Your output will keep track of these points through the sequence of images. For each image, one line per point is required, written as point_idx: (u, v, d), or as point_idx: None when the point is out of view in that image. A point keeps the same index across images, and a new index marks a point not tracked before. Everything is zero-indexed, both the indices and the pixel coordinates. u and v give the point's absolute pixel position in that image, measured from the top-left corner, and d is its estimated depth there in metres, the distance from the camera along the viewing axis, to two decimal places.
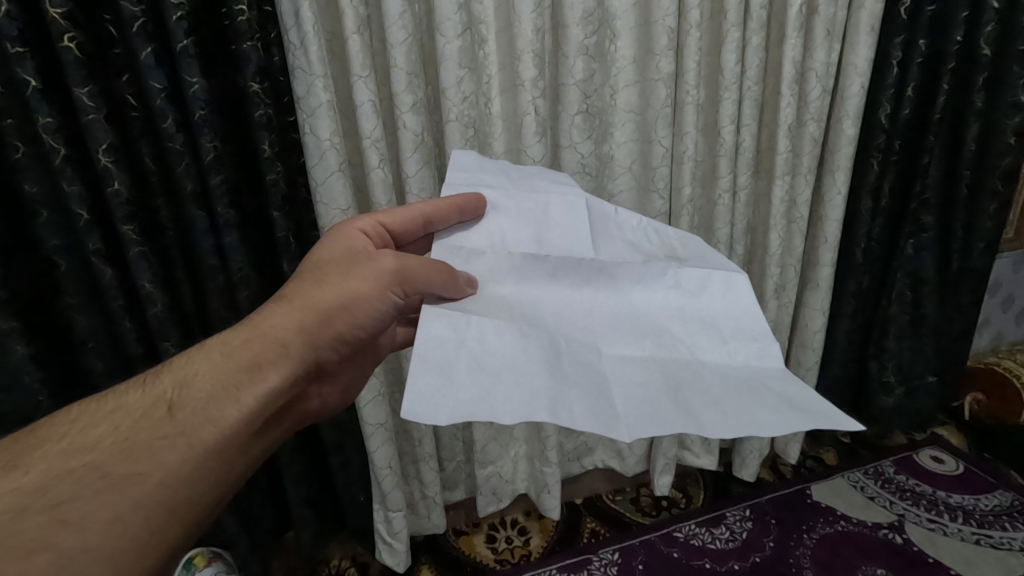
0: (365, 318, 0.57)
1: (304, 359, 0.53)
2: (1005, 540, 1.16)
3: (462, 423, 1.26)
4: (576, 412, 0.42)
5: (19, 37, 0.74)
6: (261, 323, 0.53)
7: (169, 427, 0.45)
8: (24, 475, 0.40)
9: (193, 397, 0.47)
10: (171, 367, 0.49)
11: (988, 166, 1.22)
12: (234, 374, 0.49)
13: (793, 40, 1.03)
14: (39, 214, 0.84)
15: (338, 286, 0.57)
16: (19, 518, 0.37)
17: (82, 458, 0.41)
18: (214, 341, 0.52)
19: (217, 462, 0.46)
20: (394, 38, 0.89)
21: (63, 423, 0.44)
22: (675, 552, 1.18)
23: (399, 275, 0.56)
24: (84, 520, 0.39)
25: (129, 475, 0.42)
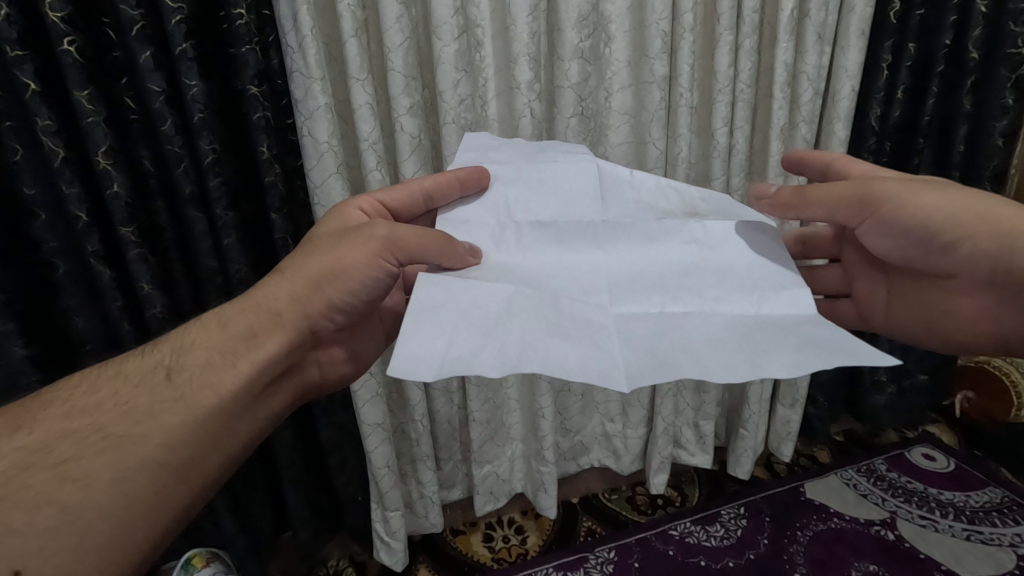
0: (358, 285, 0.61)
1: (298, 328, 0.60)
2: (994, 536, 1.18)
3: (460, 423, 1.27)
4: (569, 363, 0.44)
5: (19, 41, 0.74)
6: (255, 297, 0.60)
7: (169, 390, 0.52)
8: (27, 436, 0.47)
9: (189, 365, 0.54)
10: (171, 339, 0.57)
11: (977, 168, 1.24)
12: (230, 343, 0.56)
13: (784, 44, 1.04)
14: (38, 216, 0.84)
15: (329, 256, 0.61)
16: (25, 472, 0.44)
17: (85, 419, 0.49)
18: (212, 315, 0.59)
19: (214, 421, 0.53)
20: (392, 42, 0.90)
21: (73, 389, 0.52)
22: (670, 551, 1.19)
23: (391, 242, 0.59)
24: (89, 477, 0.45)
25: (130, 434, 0.49)
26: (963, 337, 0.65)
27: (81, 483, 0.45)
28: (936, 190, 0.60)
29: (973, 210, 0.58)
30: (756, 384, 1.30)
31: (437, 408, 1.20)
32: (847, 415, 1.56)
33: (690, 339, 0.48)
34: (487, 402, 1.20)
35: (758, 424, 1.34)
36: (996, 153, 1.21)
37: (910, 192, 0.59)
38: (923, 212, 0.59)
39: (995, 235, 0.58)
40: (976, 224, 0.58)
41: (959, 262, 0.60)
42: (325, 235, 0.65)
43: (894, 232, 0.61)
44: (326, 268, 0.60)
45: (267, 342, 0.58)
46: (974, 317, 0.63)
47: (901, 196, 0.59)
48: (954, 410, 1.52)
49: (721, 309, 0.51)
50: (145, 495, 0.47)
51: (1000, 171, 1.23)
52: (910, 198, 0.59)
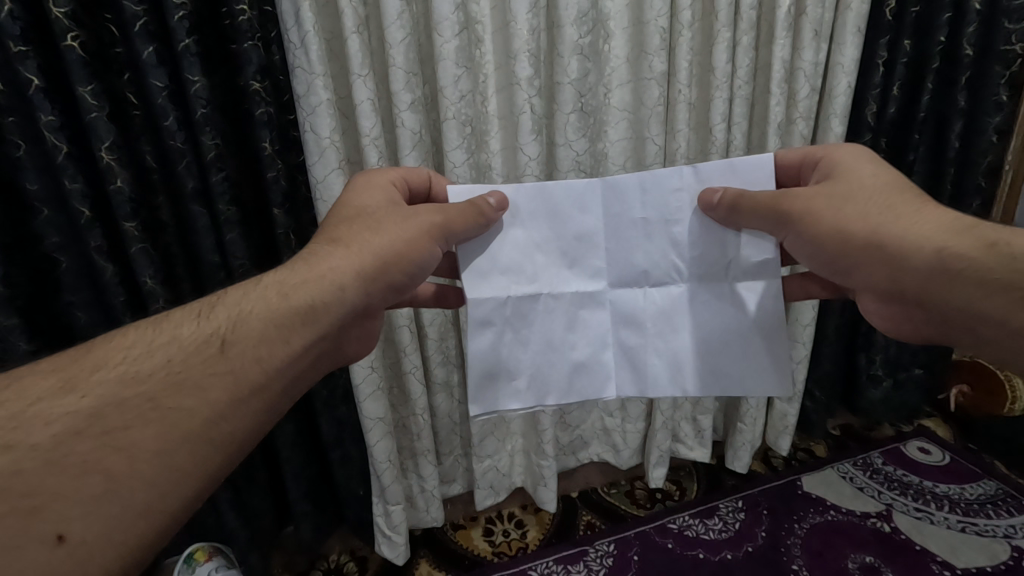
0: (416, 266, 0.62)
1: (357, 305, 0.58)
2: (989, 527, 1.20)
3: (460, 418, 1.28)
4: (580, 382, 0.63)
5: (21, 35, 0.74)
6: (319, 267, 0.57)
7: (222, 363, 0.50)
8: (81, 400, 0.44)
9: (244, 338, 0.52)
10: (226, 304, 0.54)
11: (971, 164, 1.26)
12: (289, 317, 0.54)
13: (781, 41, 1.06)
14: (41, 212, 0.85)
15: (395, 237, 0.61)
16: (75, 438, 0.43)
17: (135, 390, 0.46)
18: (271, 280, 0.56)
19: (257, 399, 0.51)
20: (393, 38, 0.90)
21: (124, 352, 0.48)
22: (669, 543, 1.20)
23: (445, 228, 0.60)
24: (134, 447, 0.44)
25: (178, 408, 0.47)
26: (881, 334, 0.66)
27: (125, 453, 0.44)
28: (836, 205, 0.60)
29: (863, 228, 0.58)
30: None
31: (438, 403, 1.21)
32: (843, 409, 1.57)
33: (669, 337, 0.63)
34: None
35: (756, 417, 1.35)
36: (990, 149, 1.23)
37: (820, 208, 0.60)
38: (820, 237, 0.60)
39: (881, 252, 0.58)
40: (866, 243, 0.58)
41: (859, 281, 0.61)
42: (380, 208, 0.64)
43: (810, 251, 0.62)
44: (387, 247, 0.60)
45: (326, 319, 0.56)
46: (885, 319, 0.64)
47: (811, 214, 0.60)
48: (949, 404, 1.53)
49: (700, 289, 0.63)
50: (188, 467, 0.46)
51: (994, 166, 1.24)
52: (813, 218, 0.60)
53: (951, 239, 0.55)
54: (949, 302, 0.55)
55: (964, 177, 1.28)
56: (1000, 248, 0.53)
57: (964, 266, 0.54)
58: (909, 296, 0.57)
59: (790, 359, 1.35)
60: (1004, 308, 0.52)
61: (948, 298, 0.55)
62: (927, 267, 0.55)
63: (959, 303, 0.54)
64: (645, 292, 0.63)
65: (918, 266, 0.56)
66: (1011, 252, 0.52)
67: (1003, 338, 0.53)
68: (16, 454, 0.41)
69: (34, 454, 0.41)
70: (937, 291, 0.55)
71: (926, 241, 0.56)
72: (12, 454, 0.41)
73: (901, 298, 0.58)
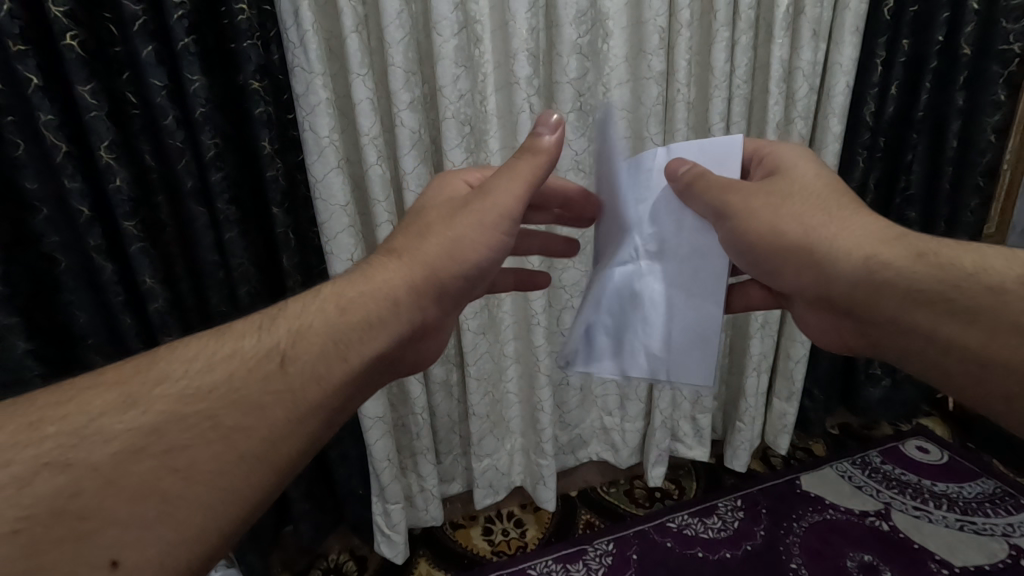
0: (480, 271, 0.59)
1: (416, 322, 0.55)
2: (987, 526, 1.20)
3: (460, 417, 1.29)
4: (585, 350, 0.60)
5: (20, 35, 0.75)
6: (378, 281, 0.55)
7: (280, 380, 0.47)
8: (140, 416, 0.42)
9: (304, 354, 0.48)
10: (286, 318, 0.51)
11: (969, 163, 1.26)
12: (347, 332, 0.51)
13: (780, 40, 1.06)
14: (39, 211, 0.85)
15: (458, 237, 0.58)
16: (134, 457, 0.40)
17: (196, 406, 0.43)
18: (331, 293, 0.54)
19: (317, 418, 0.48)
20: (393, 37, 0.90)
21: (186, 365, 0.46)
22: (668, 542, 1.20)
23: (509, 215, 0.60)
24: (191, 468, 0.41)
25: (237, 426, 0.44)
26: (819, 340, 0.67)
27: (182, 475, 0.41)
28: (774, 205, 0.60)
29: (796, 229, 0.59)
30: (751, 378, 1.34)
31: (437, 403, 1.22)
32: (842, 408, 1.58)
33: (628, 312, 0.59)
34: (487, 395, 1.21)
35: (754, 416, 1.36)
36: (988, 149, 1.23)
37: (757, 205, 0.60)
38: (753, 235, 0.60)
39: (812, 257, 0.58)
40: (795, 246, 0.59)
41: (790, 282, 0.61)
42: (446, 208, 0.62)
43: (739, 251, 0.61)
44: (452, 252, 0.58)
45: (383, 333, 0.53)
46: (822, 325, 0.65)
47: (749, 211, 0.59)
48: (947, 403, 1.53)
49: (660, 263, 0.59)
50: (245, 489, 0.43)
51: (992, 165, 1.24)
52: (749, 216, 0.59)
53: (880, 248, 0.55)
54: (876, 310, 0.55)
55: (962, 177, 1.29)
56: (929, 257, 0.53)
57: (889, 276, 0.54)
58: (839, 303, 0.58)
59: (789, 357, 1.35)
60: (933, 320, 0.51)
61: (877, 305, 0.54)
62: (855, 274, 0.55)
63: (885, 312, 0.54)
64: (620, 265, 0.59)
65: (848, 273, 0.56)
66: (939, 262, 0.52)
67: (927, 353, 0.52)
68: (75, 473, 0.38)
69: (94, 474, 0.39)
70: (864, 299, 0.55)
71: (854, 249, 0.56)
72: (73, 472, 0.38)
73: (832, 304, 0.59)
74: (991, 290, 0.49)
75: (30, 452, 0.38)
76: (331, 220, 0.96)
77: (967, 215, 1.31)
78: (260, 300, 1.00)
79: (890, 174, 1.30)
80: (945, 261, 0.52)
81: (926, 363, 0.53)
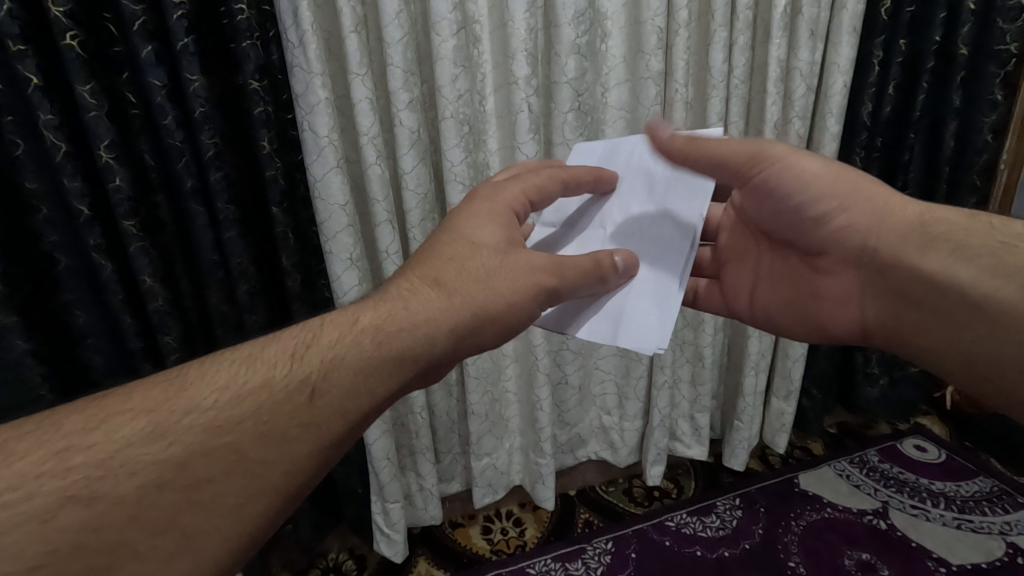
0: (515, 327, 0.60)
1: (444, 358, 0.56)
2: (984, 524, 1.20)
3: (459, 417, 1.29)
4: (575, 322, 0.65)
5: (21, 35, 0.75)
6: (417, 313, 0.55)
7: (307, 413, 0.47)
8: (168, 448, 0.43)
9: (334, 386, 0.49)
10: (320, 344, 0.51)
11: (967, 162, 1.26)
12: (381, 367, 0.51)
13: (777, 40, 1.06)
14: (39, 211, 0.85)
15: (503, 300, 0.58)
16: (158, 492, 0.42)
17: (223, 437, 0.45)
18: (367, 319, 0.53)
19: (335, 452, 0.49)
20: (391, 38, 0.91)
21: (215, 396, 0.46)
22: (666, 541, 1.21)
23: (547, 291, 0.61)
24: (213, 502, 0.43)
25: (263, 462, 0.45)
26: (835, 322, 0.69)
27: (205, 509, 0.43)
28: (828, 162, 0.67)
29: (848, 184, 0.66)
30: (749, 376, 1.34)
31: (434, 400, 1.22)
32: (840, 407, 1.58)
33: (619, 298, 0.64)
34: (486, 393, 1.22)
35: (752, 416, 1.37)
36: (986, 148, 1.24)
37: (794, 161, 0.67)
38: (800, 180, 0.66)
39: (862, 211, 0.65)
40: (847, 199, 0.65)
41: (830, 234, 0.66)
42: (496, 249, 0.61)
43: (784, 194, 0.68)
44: (492, 307, 0.58)
45: (413, 370, 0.53)
46: (843, 301, 0.68)
47: (796, 158, 0.67)
48: (944, 402, 1.54)
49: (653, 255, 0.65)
50: (262, 521, 0.45)
51: (989, 165, 1.25)
52: (798, 163, 0.67)
53: (930, 211, 0.64)
54: (918, 264, 0.61)
55: (960, 177, 1.29)
56: (979, 220, 0.61)
57: (943, 232, 0.61)
58: (884, 261, 0.64)
59: (787, 357, 1.35)
60: (975, 273, 0.57)
61: (921, 258, 0.61)
62: (907, 228, 0.63)
63: (931, 265, 0.60)
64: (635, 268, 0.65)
65: (900, 225, 0.63)
66: (988, 225, 0.61)
67: (958, 304, 0.58)
68: (99, 507, 0.40)
69: (118, 508, 0.41)
70: (912, 251, 0.61)
71: (909, 209, 0.64)
72: (96, 506, 0.40)
73: (874, 259, 0.65)
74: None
75: (56, 483, 0.40)
76: (331, 219, 0.96)
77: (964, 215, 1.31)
78: (261, 300, 1.00)
79: (887, 174, 1.31)
80: (996, 225, 0.60)
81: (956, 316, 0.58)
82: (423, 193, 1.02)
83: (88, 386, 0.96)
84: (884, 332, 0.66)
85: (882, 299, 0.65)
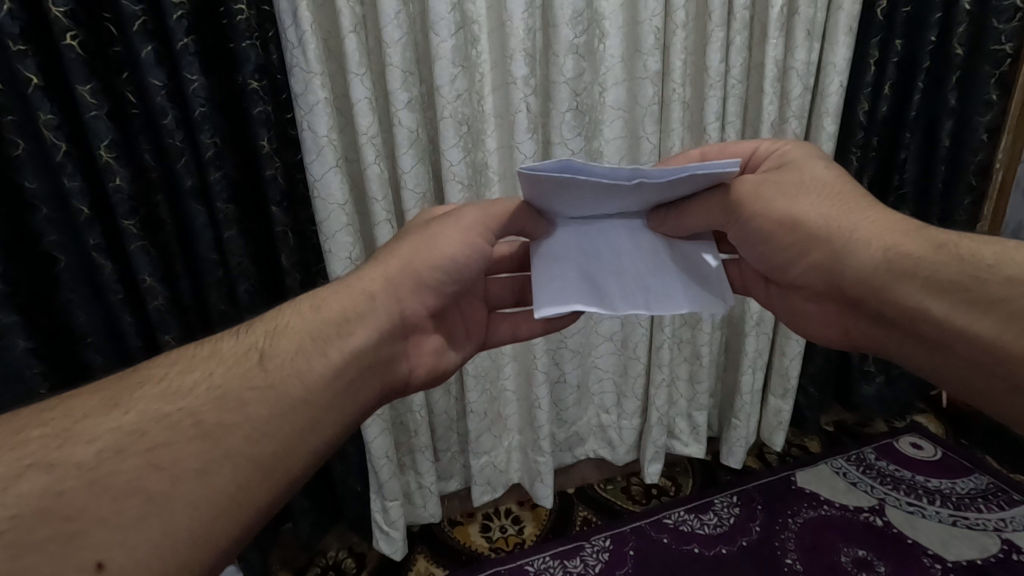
0: (448, 263, 0.64)
1: (391, 313, 0.61)
2: (979, 521, 1.21)
3: (458, 416, 1.31)
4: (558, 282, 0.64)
5: (21, 36, 0.75)
6: (351, 281, 0.62)
7: (259, 375, 0.51)
8: (122, 417, 0.45)
9: (282, 349, 0.53)
10: (262, 323, 0.56)
11: (962, 162, 1.27)
12: (324, 328, 0.56)
13: (773, 40, 1.07)
14: (39, 209, 0.85)
15: (422, 237, 0.65)
16: (119, 457, 0.42)
17: (175, 405, 0.47)
18: (303, 298, 0.60)
19: (300, 414, 0.51)
20: (390, 38, 0.91)
21: (166, 368, 0.50)
22: (664, 538, 1.21)
23: (486, 221, 0.66)
24: (176, 468, 0.44)
25: (219, 423, 0.47)
26: (822, 337, 0.69)
27: (168, 473, 0.43)
28: (789, 195, 0.63)
29: (812, 217, 0.62)
30: (747, 376, 1.35)
31: (433, 400, 1.23)
32: (838, 406, 1.59)
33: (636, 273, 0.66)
34: (484, 393, 1.22)
35: (750, 413, 1.38)
36: (980, 148, 1.24)
37: (761, 194, 0.64)
38: (762, 221, 0.64)
39: (827, 251, 0.61)
40: (810, 240, 0.62)
41: (801, 273, 0.64)
42: (416, 223, 0.69)
43: (757, 239, 0.65)
44: (412, 252, 0.64)
45: (359, 328, 0.58)
46: (827, 317, 0.67)
47: (761, 199, 0.64)
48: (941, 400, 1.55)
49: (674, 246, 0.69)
50: (236, 497, 0.45)
51: (984, 165, 1.26)
52: (764, 202, 0.64)
53: (899, 239, 0.57)
54: (889, 301, 0.56)
55: (955, 175, 1.30)
56: (948, 249, 0.55)
57: (909, 265, 0.55)
58: (851, 296, 0.61)
59: (784, 355, 1.36)
60: (947, 309, 0.52)
61: (893, 296, 0.56)
62: (873, 266, 0.57)
63: (900, 300, 0.55)
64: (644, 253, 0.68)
65: (867, 264, 0.58)
66: (957, 253, 0.54)
67: (935, 337, 0.53)
68: (60, 473, 0.41)
69: (79, 473, 0.41)
70: (879, 289, 0.57)
71: (872, 239, 0.58)
72: (56, 472, 0.41)
73: (844, 294, 0.61)
74: (1009, 280, 0.50)
75: (15, 455, 0.41)
76: (330, 218, 0.97)
77: (960, 213, 1.32)
78: (260, 300, 1.01)
79: (883, 174, 1.32)
80: (963, 252, 0.54)
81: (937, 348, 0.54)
82: (422, 193, 1.03)
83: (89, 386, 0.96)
84: (870, 347, 0.64)
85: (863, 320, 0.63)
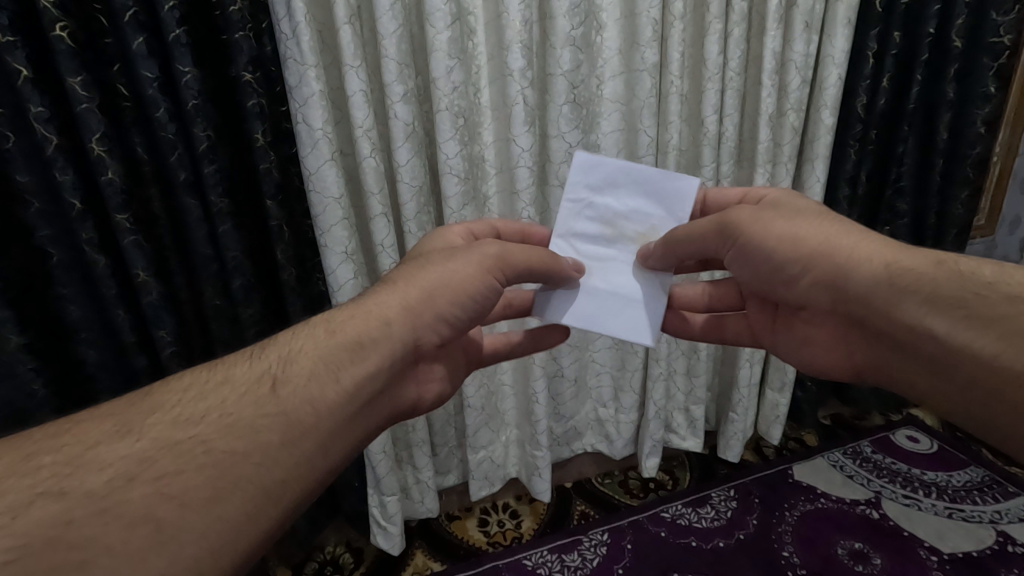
0: (468, 300, 0.65)
1: (405, 341, 0.60)
2: (975, 513, 1.21)
3: (455, 410, 1.31)
4: (637, 324, 0.70)
5: (9, 26, 0.74)
6: (367, 304, 0.61)
7: (272, 403, 0.50)
8: (133, 444, 0.44)
9: (295, 376, 0.53)
10: (277, 345, 0.56)
11: (960, 155, 1.27)
12: (338, 353, 0.56)
13: (771, 32, 1.06)
14: (31, 205, 0.84)
15: (442, 270, 0.64)
16: (128, 485, 0.42)
17: (188, 432, 0.46)
18: (319, 322, 0.59)
19: (309, 440, 0.51)
20: (385, 29, 0.90)
21: (178, 395, 0.49)
22: (663, 532, 1.21)
23: (502, 261, 0.67)
24: (187, 495, 0.43)
25: (230, 451, 0.46)
26: (828, 364, 0.68)
27: (178, 501, 0.42)
28: (785, 219, 0.65)
29: (812, 236, 0.63)
30: (744, 369, 1.35)
31: None
32: (834, 399, 1.59)
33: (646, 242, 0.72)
34: (483, 389, 1.22)
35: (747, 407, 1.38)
36: (978, 141, 1.24)
37: (758, 219, 0.66)
38: (769, 243, 0.65)
39: (830, 266, 0.61)
40: (814, 257, 0.62)
41: (804, 292, 0.64)
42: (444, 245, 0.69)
43: (756, 262, 0.66)
44: (435, 281, 0.64)
45: (373, 355, 0.58)
46: (832, 347, 0.67)
47: (758, 222, 0.66)
48: None
49: (631, 207, 0.73)
50: (244, 519, 0.45)
51: (982, 158, 1.26)
52: (763, 225, 0.65)
53: (898, 256, 0.58)
54: (893, 317, 0.55)
55: (953, 169, 1.30)
56: (948, 266, 0.55)
57: (910, 279, 0.55)
58: (854, 315, 0.60)
59: None
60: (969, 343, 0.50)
61: (893, 312, 0.55)
62: (875, 281, 0.57)
63: (902, 317, 0.55)
64: (630, 236, 0.73)
65: (868, 278, 0.58)
66: (958, 270, 0.54)
67: (937, 355, 0.52)
68: (69, 502, 0.40)
69: (88, 501, 0.40)
70: (884, 302, 0.56)
71: (873, 257, 0.59)
72: (65, 501, 0.40)
73: (848, 313, 0.61)
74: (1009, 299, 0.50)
75: (24, 482, 0.40)
76: (325, 213, 0.96)
77: (957, 207, 1.33)
78: (254, 294, 1.00)
79: (880, 165, 1.31)
80: (964, 271, 0.54)
81: (939, 371, 0.53)
82: (418, 187, 1.02)
83: (83, 380, 0.96)
84: (875, 377, 0.63)
85: (863, 344, 0.63)
